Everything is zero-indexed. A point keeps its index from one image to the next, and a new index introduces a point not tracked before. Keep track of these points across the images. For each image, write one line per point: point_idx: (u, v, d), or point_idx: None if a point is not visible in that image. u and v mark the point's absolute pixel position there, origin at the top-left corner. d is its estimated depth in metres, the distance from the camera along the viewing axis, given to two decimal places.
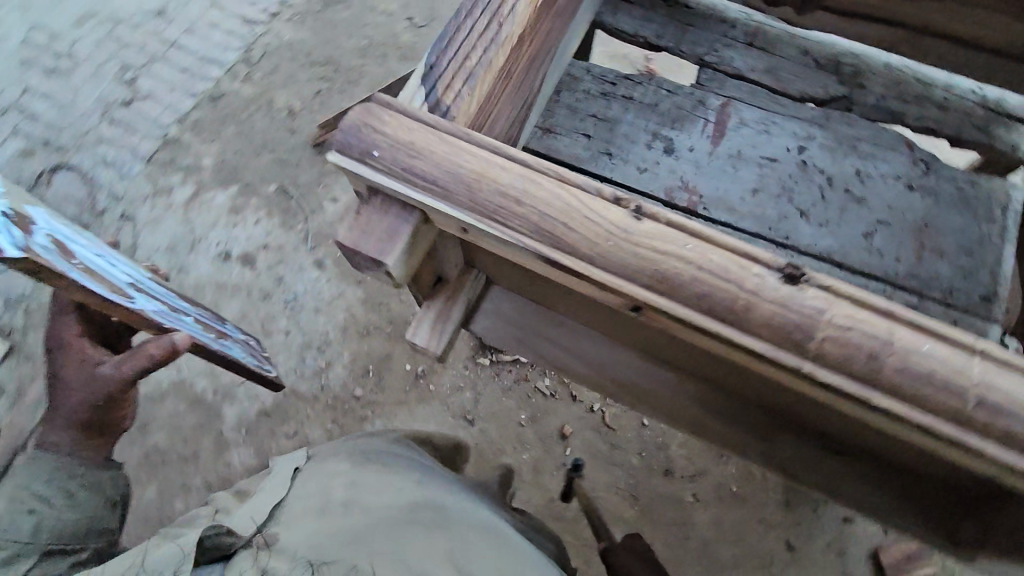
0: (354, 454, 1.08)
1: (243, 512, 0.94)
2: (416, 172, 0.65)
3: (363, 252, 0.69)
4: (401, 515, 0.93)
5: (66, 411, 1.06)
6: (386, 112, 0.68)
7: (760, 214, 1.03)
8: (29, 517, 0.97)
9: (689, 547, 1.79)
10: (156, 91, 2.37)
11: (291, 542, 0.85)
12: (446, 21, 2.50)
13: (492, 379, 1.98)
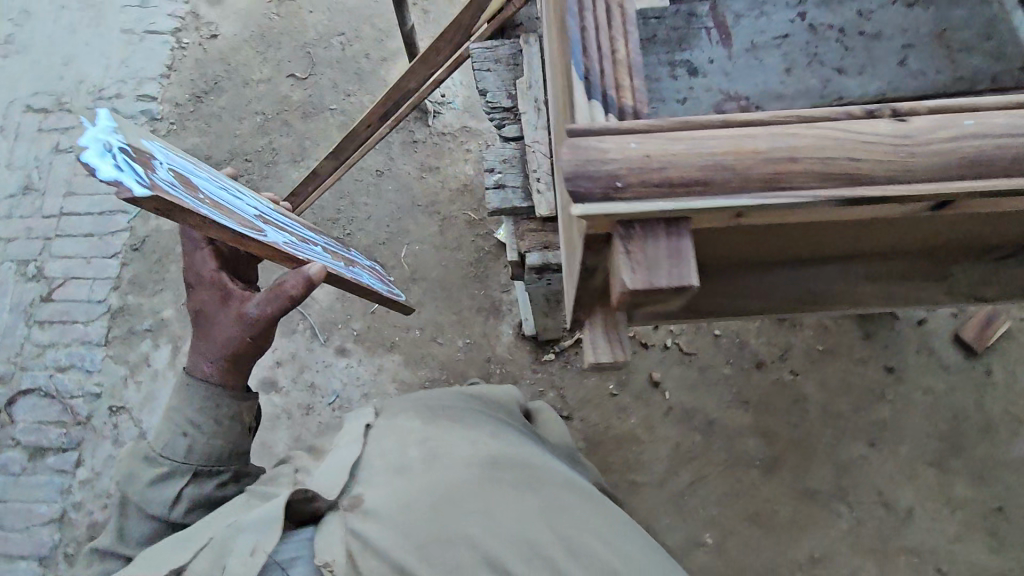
0: (423, 411, 1.07)
1: (324, 471, 0.96)
2: (681, 178, 0.48)
3: (663, 287, 0.49)
4: (481, 469, 0.96)
5: (212, 343, 1.05)
6: (596, 137, 0.49)
7: (805, 90, 1.04)
8: (183, 439, 1.03)
9: (813, 417, 1.86)
10: (73, 269, 2.11)
11: (375, 503, 0.92)
12: (328, 61, 2.35)
13: (566, 369, 1.94)
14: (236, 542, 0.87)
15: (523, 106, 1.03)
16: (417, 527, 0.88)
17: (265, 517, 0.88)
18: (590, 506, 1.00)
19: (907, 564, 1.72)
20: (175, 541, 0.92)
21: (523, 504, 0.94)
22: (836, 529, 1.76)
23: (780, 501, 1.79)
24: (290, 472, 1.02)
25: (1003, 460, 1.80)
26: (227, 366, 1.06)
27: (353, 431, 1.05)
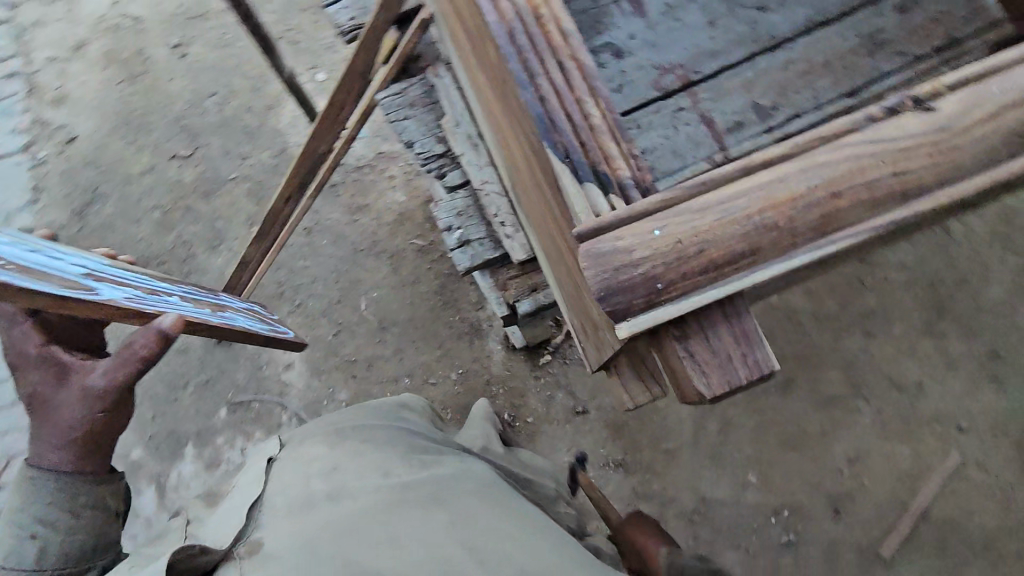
0: (334, 435, 0.92)
1: (215, 527, 0.81)
2: (722, 260, 0.44)
3: (743, 380, 0.47)
4: (395, 492, 0.80)
5: (54, 432, 0.80)
6: (611, 239, 0.45)
7: (738, 37, 0.88)
8: (31, 544, 0.77)
9: (808, 329, 1.86)
10: (18, 444, 1.91)
11: (275, 545, 0.74)
12: (209, 129, 2.13)
13: (566, 365, 1.89)
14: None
15: (458, 147, 0.95)
16: (318, 564, 0.70)
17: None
18: (520, 524, 0.81)
19: (932, 434, 1.74)
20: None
21: (434, 522, 0.76)
22: (865, 426, 1.77)
23: (805, 418, 1.79)
24: (179, 538, 0.83)
25: (997, 307, 1.81)
26: (81, 457, 0.81)
27: (255, 476, 0.89)
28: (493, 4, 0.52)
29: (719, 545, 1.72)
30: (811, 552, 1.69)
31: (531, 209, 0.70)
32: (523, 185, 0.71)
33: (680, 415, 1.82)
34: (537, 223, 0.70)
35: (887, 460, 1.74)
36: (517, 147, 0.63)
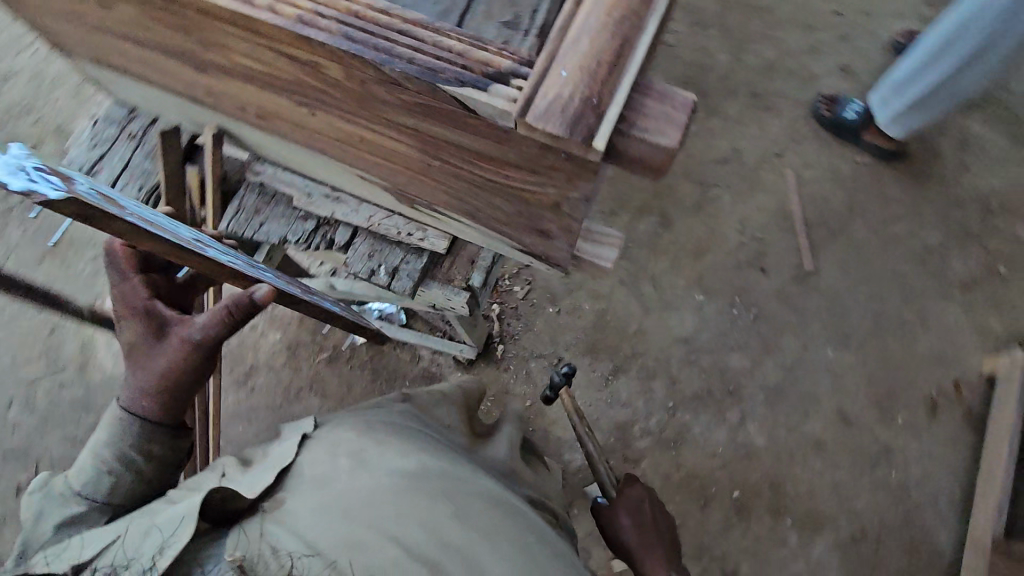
0: (364, 422, 0.87)
1: (249, 477, 0.79)
2: (616, 53, 0.53)
3: (688, 119, 0.55)
4: (414, 481, 0.78)
5: (143, 378, 0.78)
6: (542, 100, 0.52)
7: None
8: (102, 472, 0.77)
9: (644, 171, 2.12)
10: None
11: (295, 506, 0.73)
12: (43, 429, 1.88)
13: (516, 339, 1.98)
14: (148, 545, 0.68)
15: (327, 210, 1.00)
16: (330, 530, 0.70)
17: (175, 523, 0.69)
18: (518, 535, 0.81)
19: (767, 172, 2.12)
20: (97, 535, 0.72)
21: (441, 523, 0.74)
22: (732, 200, 2.09)
23: (694, 229, 2.07)
24: (216, 476, 0.81)
25: (735, 62, 2.22)
26: (166, 406, 0.79)
27: (283, 447, 0.83)
28: (319, 27, 0.58)
29: (721, 358, 1.95)
30: (773, 309, 1.99)
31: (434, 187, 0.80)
32: (416, 179, 0.81)
33: (621, 300, 2.01)
34: (455, 183, 0.77)
35: (760, 211, 2.08)
36: (397, 145, 0.73)
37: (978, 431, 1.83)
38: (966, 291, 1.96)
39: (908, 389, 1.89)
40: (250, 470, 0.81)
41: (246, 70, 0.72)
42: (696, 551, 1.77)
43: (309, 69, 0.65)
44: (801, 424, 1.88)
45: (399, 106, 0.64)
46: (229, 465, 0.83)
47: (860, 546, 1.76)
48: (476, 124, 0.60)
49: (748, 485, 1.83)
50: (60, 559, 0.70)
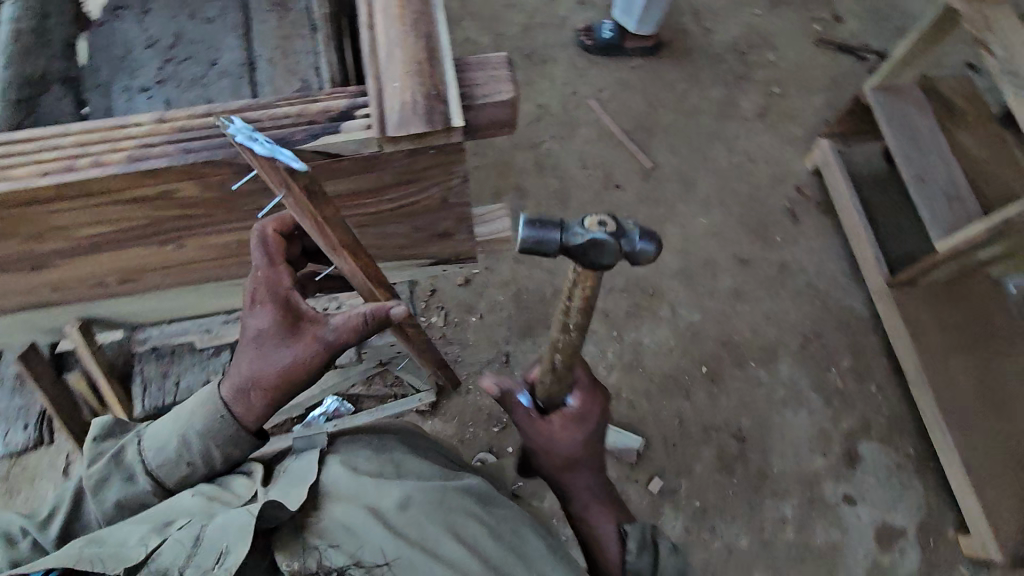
0: (377, 442, 0.94)
1: (281, 488, 0.84)
2: (432, 54, 0.63)
3: (510, 72, 0.66)
4: (439, 492, 0.87)
5: (265, 361, 0.76)
6: (393, 115, 0.60)
7: (226, 23, 1.25)
8: (184, 462, 0.87)
9: (481, 163, 2.25)
10: None
11: (332, 523, 0.81)
12: None
13: (460, 360, 2.00)
14: (204, 553, 0.75)
15: None
16: (369, 539, 0.79)
17: (238, 524, 0.76)
18: (528, 530, 0.92)
19: (574, 111, 2.34)
20: (146, 527, 0.80)
21: (471, 529, 0.85)
22: (562, 147, 2.29)
23: (548, 184, 2.23)
24: (246, 489, 0.86)
25: (498, 40, 2.42)
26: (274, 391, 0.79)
27: (309, 463, 0.89)
28: (152, 159, 0.60)
29: (630, 274, 2.13)
30: (643, 212, 2.21)
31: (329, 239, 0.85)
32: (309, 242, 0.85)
33: (526, 276, 2.12)
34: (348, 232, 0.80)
35: (588, 144, 2.29)
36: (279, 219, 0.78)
37: (831, 216, 2.18)
38: (763, 120, 2.33)
39: (770, 213, 2.20)
40: (279, 484, 0.86)
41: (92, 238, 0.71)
42: (704, 434, 1.93)
43: (159, 199, 0.66)
44: (716, 286, 2.11)
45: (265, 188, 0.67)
46: (260, 478, 0.89)
47: (809, 349, 2.03)
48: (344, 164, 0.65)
49: (709, 357, 2.02)
50: (116, 553, 0.75)
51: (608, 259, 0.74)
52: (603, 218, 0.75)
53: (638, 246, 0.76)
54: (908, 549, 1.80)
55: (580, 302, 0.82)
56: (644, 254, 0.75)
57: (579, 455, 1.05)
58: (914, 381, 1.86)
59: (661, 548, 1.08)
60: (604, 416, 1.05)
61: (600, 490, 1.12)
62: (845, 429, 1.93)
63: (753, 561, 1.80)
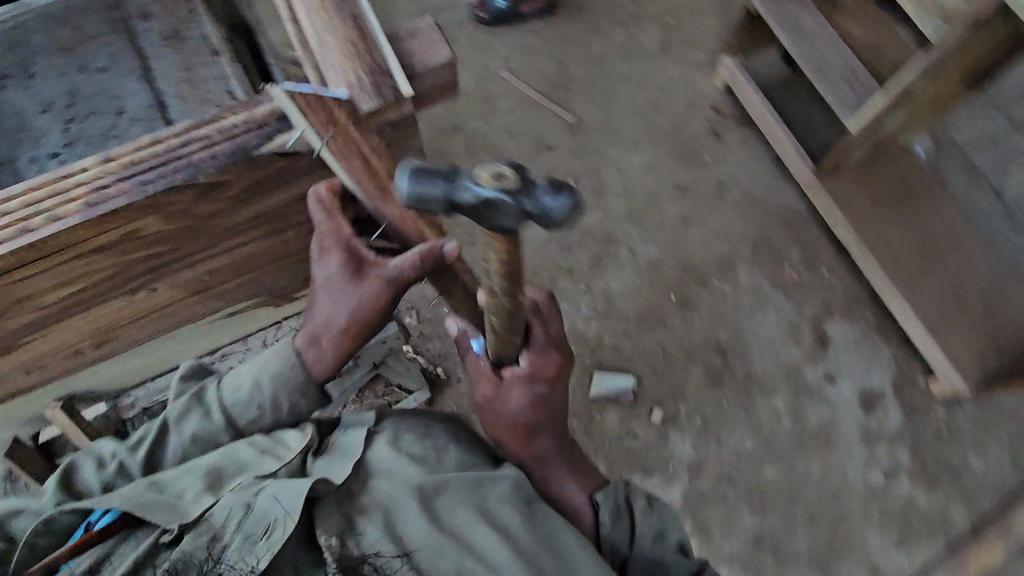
0: (424, 428, 1.07)
1: (324, 464, 0.96)
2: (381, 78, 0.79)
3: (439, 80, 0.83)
4: (479, 482, 0.97)
5: (345, 299, 0.96)
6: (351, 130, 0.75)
7: (117, 64, 1.22)
8: (246, 418, 1.03)
9: None
10: None
11: (371, 502, 0.92)
12: None
13: (444, 351, 2.03)
14: (252, 523, 0.84)
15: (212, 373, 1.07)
16: (404, 524, 0.90)
17: (287, 500, 0.85)
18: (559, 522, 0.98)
19: (489, 85, 2.36)
20: (204, 483, 0.91)
21: (506, 519, 0.94)
22: (487, 123, 2.31)
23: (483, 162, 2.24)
24: (297, 453, 0.99)
25: None
26: (350, 327, 0.99)
27: (356, 440, 1.00)
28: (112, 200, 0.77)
29: (583, 227, 2.19)
30: (580, 166, 2.27)
31: (262, 242, 0.99)
32: (244, 255, 1.00)
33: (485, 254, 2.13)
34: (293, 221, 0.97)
35: (511, 113, 2.32)
36: (201, 243, 0.92)
37: (751, 126, 2.30)
38: (668, 52, 2.41)
39: (695, 137, 2.30)
40: (325, 458, 0.98)
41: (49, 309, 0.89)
42: (689, 356, 2.03)
43: (118, 236, 0.82)
44: (664, 218, 2.20)
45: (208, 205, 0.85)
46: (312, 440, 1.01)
47: (761, 253, 2.15)
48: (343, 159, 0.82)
49: (675, 285, 2.12)
50: (175, 500, 0.88)
51: (511, 221, 0.64)
52: (501, 172, 0.66)
53: (554, 201, 0.65)
54: (890, 407, 1.96)
55: (501, 268, 0.74)
56: (553, 214, 0.65)
57: (530, 416, 1.10)
58: (861, 256, 2.01)
59: (636, 509, 1.12)
60: (558, 376, 1.09)
61: (561, 452, 1.17)
62: (811, 316, 2.07)
63: (760, 456, 1.92)
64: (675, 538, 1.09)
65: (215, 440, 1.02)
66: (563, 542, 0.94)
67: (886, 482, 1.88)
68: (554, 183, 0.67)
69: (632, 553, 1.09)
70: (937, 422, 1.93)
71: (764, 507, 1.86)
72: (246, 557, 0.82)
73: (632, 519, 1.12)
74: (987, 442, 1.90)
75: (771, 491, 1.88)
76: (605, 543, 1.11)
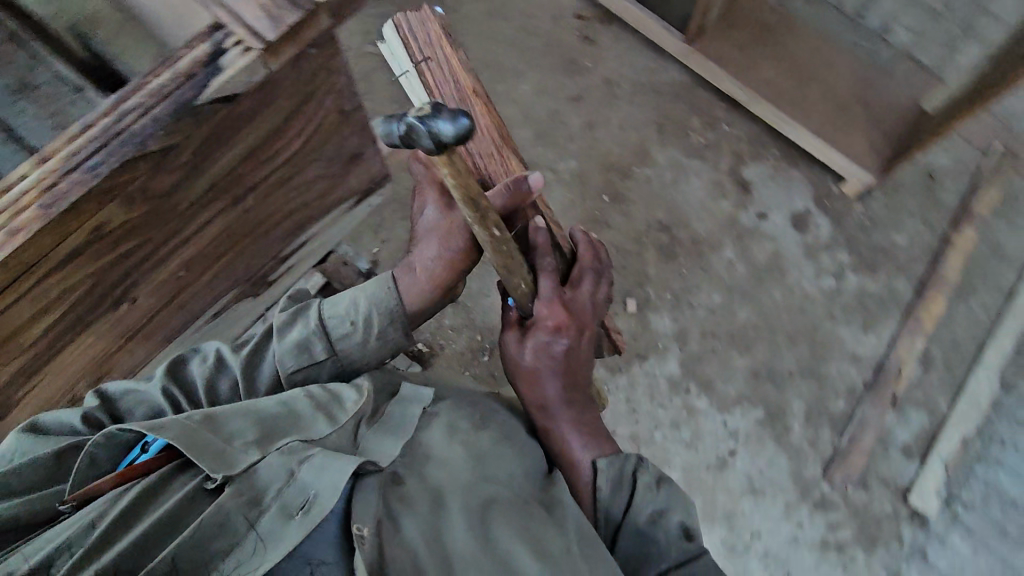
0: (480, 415, 1.11)
1: (375, 448, 0.96)
2: (438, 44, 1.19)
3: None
4: (527, 499, 0.99)
5: (452, 232, 1.15)
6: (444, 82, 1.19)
7: None
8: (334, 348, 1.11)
9: None
10: None
11: (412, 492, 0.93)
12: None
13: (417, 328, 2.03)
14: (291, 494, 0.83)
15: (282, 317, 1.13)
16: (449, 535, 0.89)
17: (327, 481, 0.84)
18: (591, 542, 0.96)
19: (359, 59, 2.30)
20: (256, 434, 0.92)
21: (547, 532, 0.94)
22: (371, 98, 2.25)
23: None
24: (352, 417, 0.99)
25: None
26: (465, 250, 1.15)
27: (409, 419, 1.03)
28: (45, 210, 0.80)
29: None
30: None
31: (216, 220, 1.10)
32: (206, 236, 1.11)
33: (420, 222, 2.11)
34: (222, 199, 1.06)
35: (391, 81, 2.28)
36: (163, 231, 1.02)
37: (615, 19, 2.39)
38: None
39: (570, 47, 2.37)
40: (378, 430, 1.00)
41: (37, 345, 1.02)
42: (639, 243, 2.15)
43: (72, 271, 0.94)
44: (570, 130, 2.28)
45: (131, 215, 0.94)
46: (367, 404, 1.01)
47: (666, 130, 2.28)
48: (429, 79, 1.20)
49: (602, 186, 2.21)
50: (223, 443, 0.89)
51: (426, 143, 0.82)
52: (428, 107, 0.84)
53: (456, 126, 0.82)
54: (818, 221, 2.17)
55: (458, 194, 0.94)
56: (442, 134, 0.81)
57: (535, 362, 1.16)
58: (750, 102, 2.22)
59: (638, 484, 1.09)
60: (565, 330, 1.14)
61: (571, 410, 1.17)
62: (727, 168, 2.23)
63: (731, 305, 2.07)
64: (678, 521, 1.05)
65: (310, 347, 1.10)
66: (593, 554, 0.94)
67: (838, 283, 2.10)
68: (463, 113, 0.84)
69: (631, 527, 1.07)
70: (858, 217, 2.16)
71: (750, 346, 2.03)
72: (276, 529, 0.80)
73: (634, 492, 1.09)
74: (902, 218, 2.16)
75: (751, 330, 2.04)
76: (600, 512, 1.10)
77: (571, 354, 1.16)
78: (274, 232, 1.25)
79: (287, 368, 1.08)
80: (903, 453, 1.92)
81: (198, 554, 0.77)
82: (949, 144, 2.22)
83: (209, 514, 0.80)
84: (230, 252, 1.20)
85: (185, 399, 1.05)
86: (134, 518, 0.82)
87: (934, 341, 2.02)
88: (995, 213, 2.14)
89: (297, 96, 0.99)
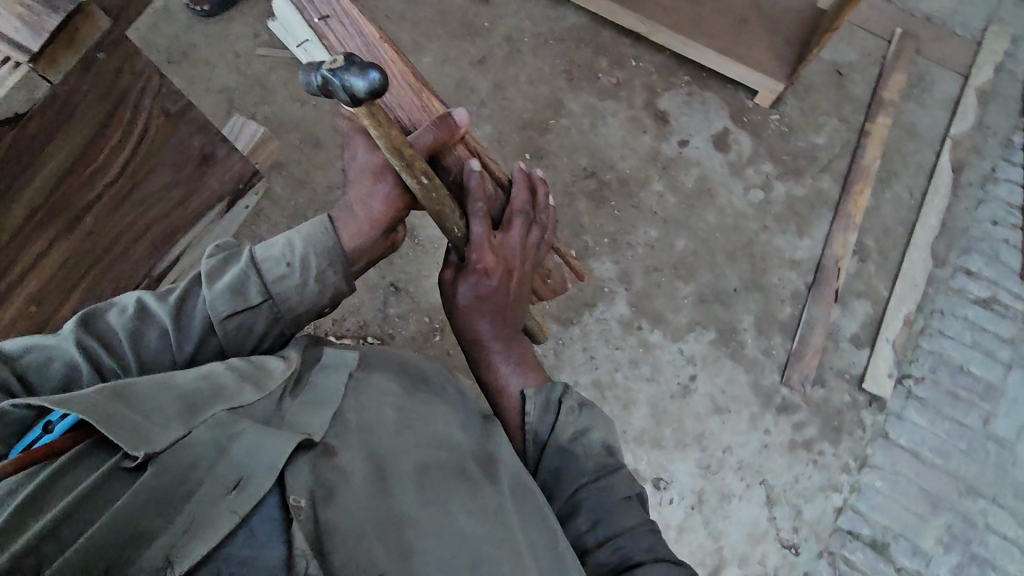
0: (406, 382, 1.09)
1: (302, 422, 0.87)
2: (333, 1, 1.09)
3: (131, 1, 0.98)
4: (468, 465, 0.97)
5: (384, 169, 1.08)
6: (349, 43, 1.10)
7: None
8: (270, 296, 1.01)
9: None
10: None
11: (347, 461, 0.85)
12: None
13: (363, 321, 2.01)
14: (224, 470, 0.74)
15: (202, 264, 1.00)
16: (392, 500, 0.85)
17: (265, 456, 0.76)
18: (530, 507, 0.97)
19: (252, 64, 2.21)
20: (178, 406, 0.78)
21: (489, 497, 0.94)
22: (273, 100, 2.18)
23: (290, 137, 2.13)
24: (280, 389, 0.91)
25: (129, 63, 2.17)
26: (398, 188, 1.09)
27: (333, 387, 0.96)
28: None
29: None
30: None
31: (51, 251, 1.06)
32: (46, 269, 1.07)
33: None
34: (47, 221, 1.03)
35: (290, 80, 2.20)
36: None
37: None
38: None
39: (466, 11, 2.32)
40: (303, 399, 0.91)
41: None
42: (568, 194, 2.13)
43: None
44: (481, 96, 2.24)
45: None
46: (291, 372, 0.95)
47: (576, 78, 2.25)
48: (332, 41, 1.09)
49: (523, 146, 2.19)
50: (137, 416, 0.75)
51: (344, 96, 0.83)
52: (341, 60, 0.83)
53: (367, 82, 0.82)
54: (739, 138, 2.18)
55: (383, 145, 0.95)
56: (357, 91, 0.82)
57: (467, 303, 1.19)
58: (652, 33, 2.19)
59: (562, 407, 1.13)
60: (493, 273, 1.15)
61: (503, 345, 1.22)
62: (643, 104, 2.22)
63: (668, 238, 2.09)
64: (599, 439, 1.11)
65: (243, 292, 0.99)
66: (539, 518, 0.97)
67: (767, 194, 2.12)
68: (374, 67, 0.83)
69: (552, 447, 1.11)
70: (776, 126, 2.18)
71: (693, 272, 2.06)
72: (214, 509, 0.70)
73: (558, 416, 1.13)
74: (819, 118, 2.18)
75: (692, 257, 2.07)
76: (529, 436, 1.14)
77: (502, 295, 1.18)
78: (132, 254, 1.17)
79: (219, 312, 0.96)
80: (855, 343, 1.98)
81: (122, 539, 0.65)
82: (851, 38, 2.24)
83: (134, 495, 0.67)
84: (90, 283, 1.14)
85: (105, 353, 0.89)
86: (35, 510, 0.66)
87: (865, 231, 2.07)
88: (903, 97, 2.18)
89: (102, 102, 1.00)
